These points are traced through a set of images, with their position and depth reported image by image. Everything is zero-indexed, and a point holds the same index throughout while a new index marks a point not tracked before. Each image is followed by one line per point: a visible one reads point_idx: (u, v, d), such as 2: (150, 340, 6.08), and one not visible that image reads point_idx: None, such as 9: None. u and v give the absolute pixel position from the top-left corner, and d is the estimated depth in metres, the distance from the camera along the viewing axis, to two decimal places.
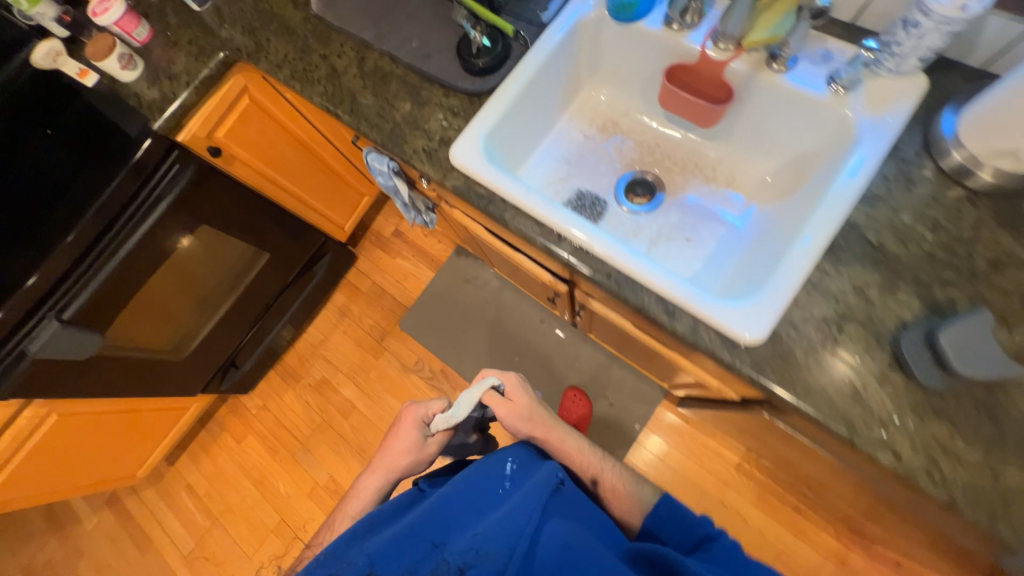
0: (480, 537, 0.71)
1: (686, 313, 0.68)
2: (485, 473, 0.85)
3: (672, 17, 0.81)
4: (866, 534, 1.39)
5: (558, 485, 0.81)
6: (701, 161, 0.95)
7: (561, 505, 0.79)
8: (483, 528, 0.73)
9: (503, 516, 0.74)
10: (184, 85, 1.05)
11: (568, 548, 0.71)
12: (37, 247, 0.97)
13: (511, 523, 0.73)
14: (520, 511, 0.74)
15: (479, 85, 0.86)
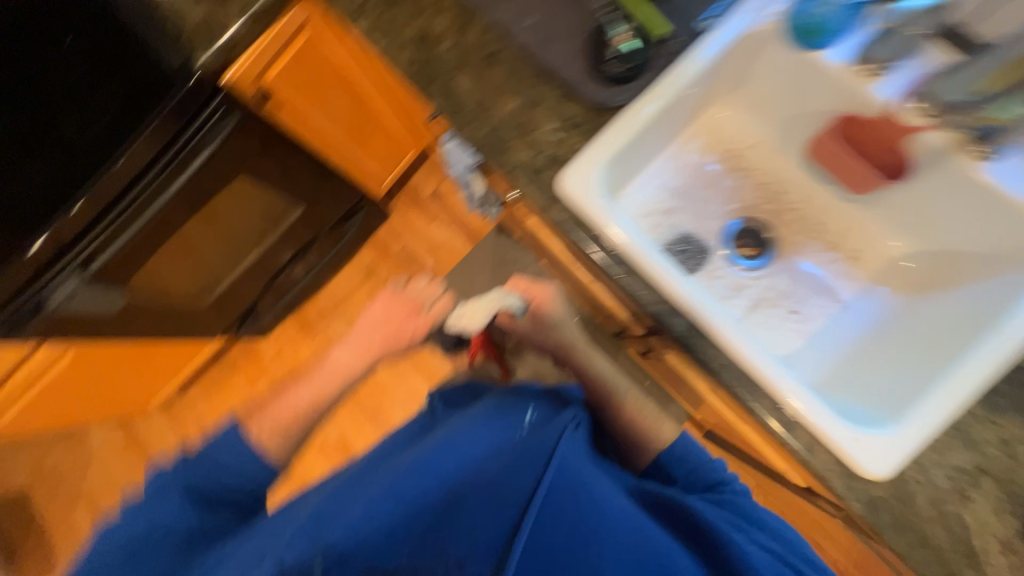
0: (487, 492, 0.70)
1: (805, 429, 0.62)
2: (491, 425, 0.81)
3: (871, 59, 0.66)
4: None
5: (567, 430, 0.77)
6: (826, 223, 0.83)
7: (569, 454, 0.74)
8: (491, 482, 0.71)
9: (513, 471, 0.72)
10: (236, 12, 0.85)
11: (571, 492, 0.69)
12: (61, 188, 0.85)
13: (518, 474, 0.71)
14: (527, 462, 0.72)
15: (608, 97, 0.71)
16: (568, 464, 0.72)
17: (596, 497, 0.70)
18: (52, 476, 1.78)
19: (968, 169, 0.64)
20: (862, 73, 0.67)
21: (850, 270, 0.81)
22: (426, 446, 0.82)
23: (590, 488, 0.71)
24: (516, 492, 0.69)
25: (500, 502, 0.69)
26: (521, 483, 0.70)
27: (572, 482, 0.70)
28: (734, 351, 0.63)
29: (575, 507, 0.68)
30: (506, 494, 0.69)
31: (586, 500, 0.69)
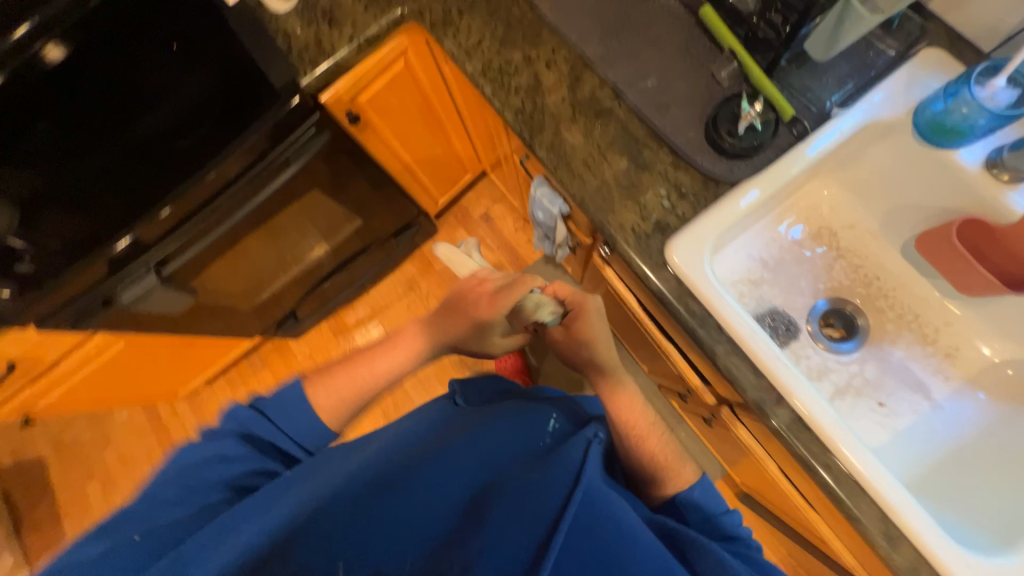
0: (497, 503, 0.53)
1: (911, 548, 0.59)
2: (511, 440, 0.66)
3: (1002, 164, 0.65)
4: None
5: (596, 441, 0.62)
6: (923, 315, 0.81)
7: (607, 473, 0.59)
8: (508, 491, 0.55)
9: (532, 482, 0.55)
10: (346, 38, 0.87)
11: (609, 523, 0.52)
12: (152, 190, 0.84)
13: (552, 482, 0.55)
14: (560, 472, 0.56)
15: (723, 170, 0.69)
16: (599, 479, 0.56)
17: (627, 520, 0.54)
18: (69, 452, 1.77)
19: None
20: (992, 178, 0.66)
21: (944, 368, 0.78)
22: (432, 446, 0.66)
23: (624, 514, 0.54)
24: (537, 508, 0.51)
25: (525, 519, 0.51)
26: (545, 495, 0.53)
27: (604, 502, 0.54)
28: (837, 449, 0.61)
29: (606, 531, 0.52)
30: (522, 510, 0.51)
31: (619, 525, 0.52)
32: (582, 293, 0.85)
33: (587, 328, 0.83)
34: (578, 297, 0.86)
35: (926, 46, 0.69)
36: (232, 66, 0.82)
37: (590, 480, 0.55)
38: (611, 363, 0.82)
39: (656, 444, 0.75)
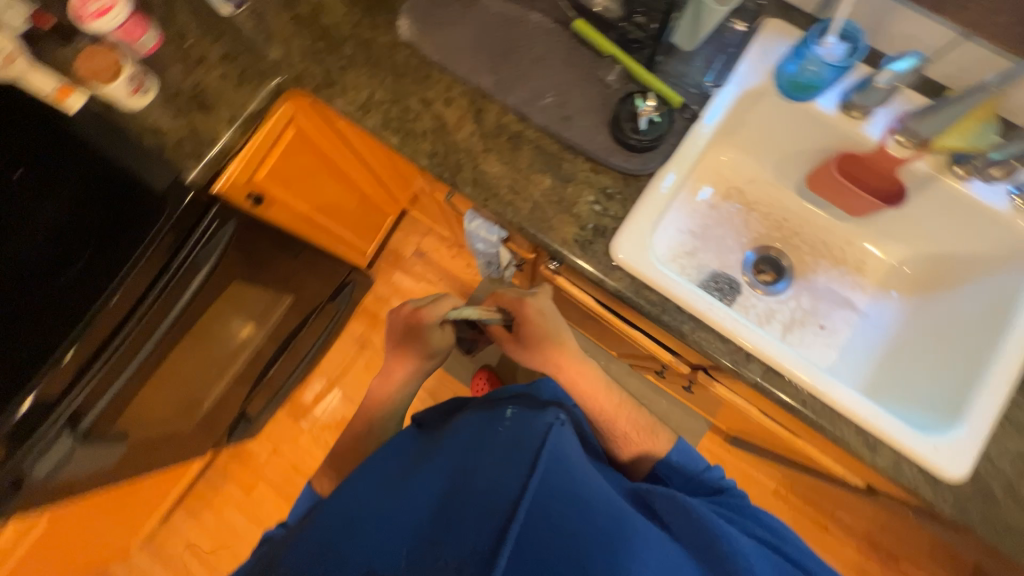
0: (463, 503, 0.56)
1: (888, 448, 0.67)
2: (486, 436, 0.66)
3: (852, 104, 0.74)
4: (894, 554, 1.49)
5: (561, 424, 0.65)
6: (830, 241, 0.92)
7: (565, 451, 0.61)
8: (473, 488, 0.57)
9: (494, 476, 0.56)
10: (225, 121, 0.80)
11: (569, 500, 0.55)
12: (44, 341, 0.73)
13: (506, 476, 0.56)
14: (512, 462, 0.58)
15: (639, 165, 0.73)
16: (560, 464, 0.59)
17: (589, 497, 0.57)
18: None
19: (953, 188, 0.73)
20: (847, 117, 0.75)
21: (860, 281, 0.90)
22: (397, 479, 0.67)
23: (584, 487, 0.58)
24: (495, 499, 0.53)
25: (486, 515, 0.52)
26: (505, 489, 0.54)
27: (565, 485, 0.57)
28: (810, 385, 0.67)
29: (567, 511, 0.54)
30: (483, 506, 0.53)
31: (579, 502, 0.56)
32: (520, 300, 0.82)
33: (534, 331, 0.82)
34: (516, 301, 0.84)
35: (767, 18, 0.79)
36: (121, 188, 0.77)
37: (549, 464, 0.57)
38: (570, 356, 0.82)
39: (621, 420, 0.82)
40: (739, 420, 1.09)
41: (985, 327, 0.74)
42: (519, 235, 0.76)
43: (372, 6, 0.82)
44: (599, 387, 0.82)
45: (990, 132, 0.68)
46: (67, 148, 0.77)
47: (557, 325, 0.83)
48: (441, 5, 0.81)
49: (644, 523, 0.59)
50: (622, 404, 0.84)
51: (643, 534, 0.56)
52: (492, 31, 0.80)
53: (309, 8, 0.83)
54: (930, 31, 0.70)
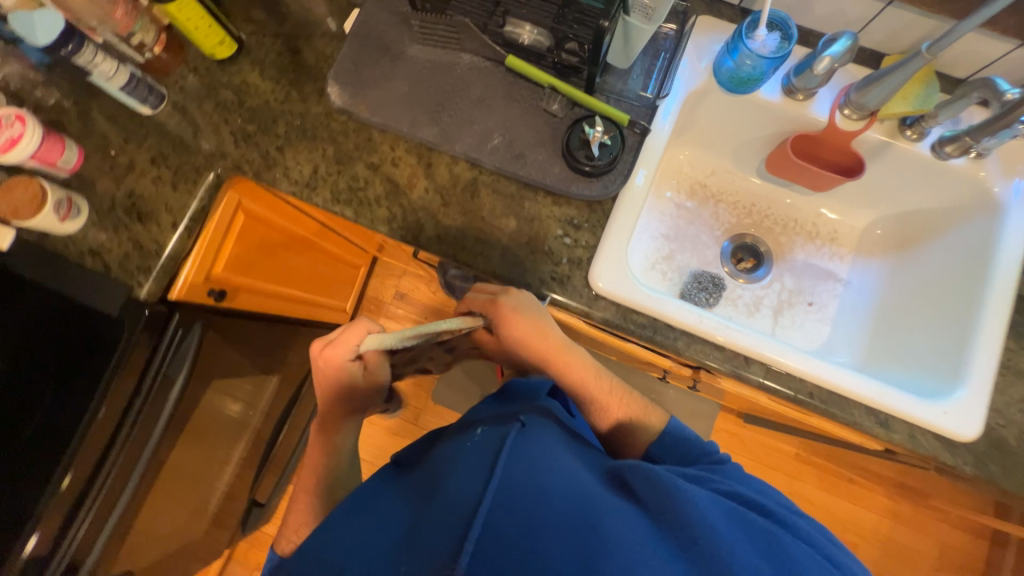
0: (416, 524, 0.49)
1: (901, 421, 0.66)
2: (448, 449, 0.58)
3: (796, 88, 0.74)
4: (920, 492, 1.51)
5: (523, 425, 0.55)
6: (800, 217, 0.92)
7: (529, 448, 0.52)
8: (429, 503, 0.50)
9: (449, 486, 0.50)
10: (169, 226, 0.76)
11: (529, 504, 0.46)
12: (31, 491, 0.70)
13: (460, 489, 0.48)
14: (468, 473, 0.50)
15: (600, 190, 0.72)
16: (519, 459, 0.50)
17: (552, 493, 0.47)
18: None
19: (907, 149, 0.74)
20: (794, 100, 0.75)
21: (836, 250, 0.90)
22: (361, 512, 0.58)
23: (550, 483, 0.48)
24: (449, 512, 0.46)
25: (439, 534, 0.45)
26: (462, 497, 0.47)
27: (527, 482, 0.48)
28: (813, 377, 0.67)
29: (528, 513, 0.45)
30: (436, 523, 0.46)
31: (539, 500, 0.46)
32: (492, 305, 0.67)
33: (514, 335, 0.68)
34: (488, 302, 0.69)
35: (697, 17, 0.78)
36: (75, 316, 0.73)
37: (507, 463, 0.49)
38: (557, 352, 0.68)
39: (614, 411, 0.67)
40: (749, 406, 1.09)
41: (964, 280, 0.75)
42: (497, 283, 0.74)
43: (297, 78, 0.79)
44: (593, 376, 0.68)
45: (933, 92, 0.70)
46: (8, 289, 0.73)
47: (539, 321, 0.67)
48: (368, 63, 0.78)
49: (621, 512, 0.48)
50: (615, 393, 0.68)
51: (618, 528, 0.45)
52: (426, 80, 0.77)
53: (233, 93, 0.79)
54: (857, 4, 0.70)
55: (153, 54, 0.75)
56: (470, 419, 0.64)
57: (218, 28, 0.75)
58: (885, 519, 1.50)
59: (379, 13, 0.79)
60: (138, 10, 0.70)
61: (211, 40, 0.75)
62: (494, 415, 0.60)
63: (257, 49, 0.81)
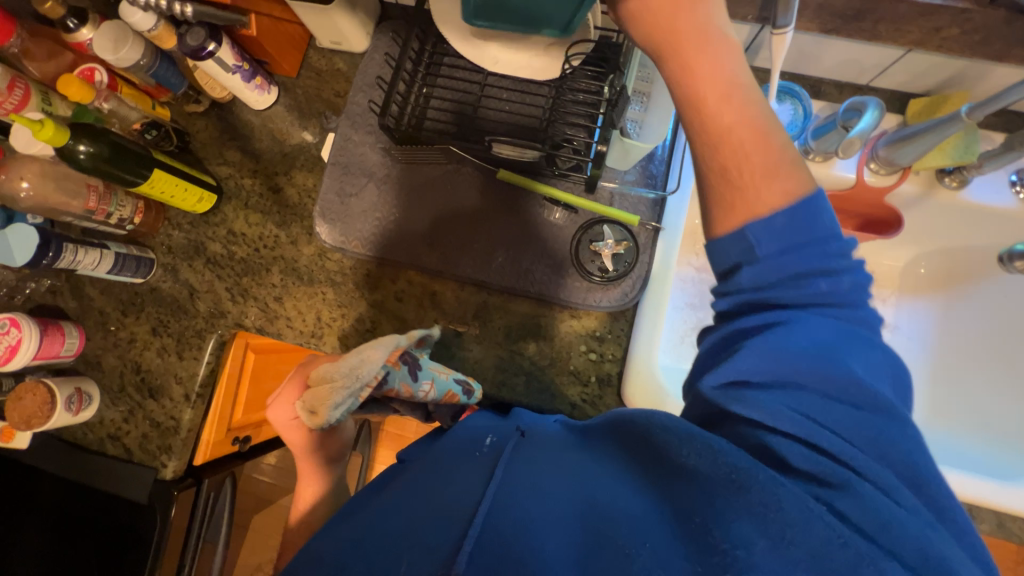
0: (411, 515, 0.40)
1: (987, 510, 0.63)
2: (446, 453, 0.49)
3: (813, 150, 0.67)
4: None
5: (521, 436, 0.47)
6: None
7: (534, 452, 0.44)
8: (428, 491, 0.42)
9: (448, 481, 0.43)
10: (182, 399, 0.73)
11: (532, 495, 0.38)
12: None
13: (463, 490, 0.41)
14: (471, 476, 0.42)
15: (619, 299, 0.67)
16: (525, 464, 0.42)
17: (555, 496, 0.38)
18: None
19: (948, 198, 0.67)
20: (812, 162, 0.69)
21: (878, 293, 0.82)
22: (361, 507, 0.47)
23: (547, 487, 0.39)
24: (450, 506, 0.39)
25: (425, 529, 0.37)
26: (466, 489, 0.40)
27: (535, 475, 0.40)
28: None
29: (524, 506, 0.37)
30: (428, 518, 0.38)
31: (539, 491, 0.39)
32: None
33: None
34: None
35: None
36: (104, 507, 0.72)
37: (512, 461, 0.42)
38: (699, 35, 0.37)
39: (754, 153, 0.37)
40: None
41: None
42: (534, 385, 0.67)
43: (284, 218, 0.76)
44: (721, 98, 0.37)
45: (974, 140, 0.63)
46: (49, 485, 0.73)
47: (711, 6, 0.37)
48: (353, 192, 0.73)
49: (625, 506, 0.36)
50: (760, 125, 0.37)
51: (614, 530, 0.35)
52: (416, 202, 0.72)
53: (221, 245, 0.76)
54: (872, 54, 0.63)
55: (134, 223, 0.72)
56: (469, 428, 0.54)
57: (195, 188, 0.71)
58: None
59: (355, 136, 0.74)
60: (111, 188, 0.68)
61: (189, 201, 0.71)
62: (500, 426, 0.52)
63: (239, 192, 0.77)
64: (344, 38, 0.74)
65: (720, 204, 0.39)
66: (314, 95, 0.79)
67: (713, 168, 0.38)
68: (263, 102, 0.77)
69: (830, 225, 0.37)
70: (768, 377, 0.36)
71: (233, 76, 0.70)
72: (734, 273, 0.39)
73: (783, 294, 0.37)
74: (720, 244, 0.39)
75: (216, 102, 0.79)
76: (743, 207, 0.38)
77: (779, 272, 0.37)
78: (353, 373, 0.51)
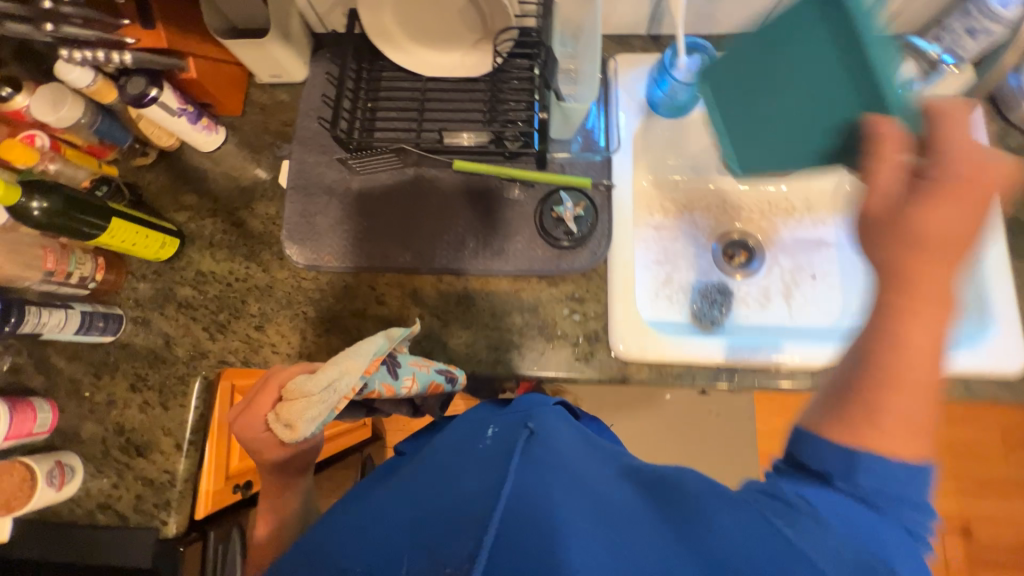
0: (426, 512, 0.43)
1: (954, 379, 0.69)
2: (452, 454, 0.52)
3: None
4: None
5: (532, 432, 0.49)
6: (772, 199, 0.91)
7: (542, 457, 0.46)
8: (437, 489, 0.45)
9: (461, 478, 0.45)
10: (174, 450, 0.70)
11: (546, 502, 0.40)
12: None
13: (479, 485, 0.43)
14: (485, 474, 0.44)
15: (589, 258, 0.71)
16: (537, 463, 0.45)
17: (567, 502, 0.41)
18: None
19: None
20: None
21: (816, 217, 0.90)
22: (371, 508, 0.49)
23: (559, 488, 0.42)
24: (465, 505, 0.41)
25: (444, 530, 0.39)
26: (489, 495, 0.41)
27: (553, 485, 0.42)
28: None
29: (541, 508, 0.39)
30: (446, 517, 0.41)
31: (552, 493, 0.41)
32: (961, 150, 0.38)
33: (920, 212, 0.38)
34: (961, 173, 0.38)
35: (616, 59, 0.78)
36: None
37: (523, 468, 0.44)
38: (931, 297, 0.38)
39: (914, 401, 0.37)
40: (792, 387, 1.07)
41: None
42: (527, 356, 0.70)
43: (252, 249, 0.76)
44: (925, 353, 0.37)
45: None
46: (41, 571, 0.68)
47: (955, 274, 0.38)
48: (316, 211, 0.75)
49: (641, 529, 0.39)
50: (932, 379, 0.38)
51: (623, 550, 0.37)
52: (377, 208, 0.75)
53: (192, 288, 0.75)
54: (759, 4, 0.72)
55: (97, 281, 0.71)
56: (468, 426, 0.57)
57: (156, 234, 0.70)
58: None
59: (309, 157, 0.77)
60: (68, 248, 0.67)
61: (152, 248, 0.71)
62: (501, 416, 0.56)
63: (201, 233, 0.77)
64: (283, 69, 0.77)
65: (845, 419, 0.38)
66: (261, 128, 0.81)
67: (863, 396, 0.38)
68: (212, 142, 0.78)
69: (927, 491, 0.37)
70: (830, 513, 0.36)
71: (179, 119, 0.71)
72: (823, 478, 0.38)
73: (866, 490, 0.37)
74: (822, 444, 0.38)
75: (164, 152, 0.80)
76: (871, 435, 0.37)
77: (875, 484, 0.36)
78: (331, 387, 0.52)
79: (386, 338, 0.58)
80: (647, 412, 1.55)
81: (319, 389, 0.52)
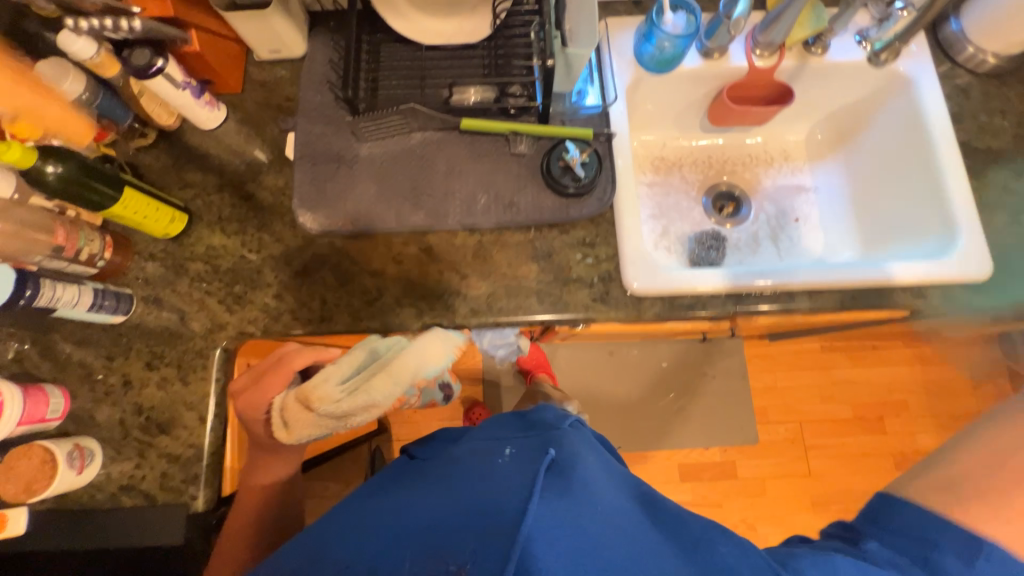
0: (450, 517, 0.47)
1: (933, 288, 0.76)
2: (471, 463, 0.55)
3: (711, 49, 0.82)
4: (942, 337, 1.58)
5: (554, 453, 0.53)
6: (752, 151, 0.98)
7: (559, 482, 0.49)
8: (458, 495, 0.50)
9: (481, 487, 0.49)
10: (198, 424, 0.69)
11: (565, 527, 0.45)
12: None
13: (503, 495, 0.47)
14: (507, 486, 0.48)
15: (597, 203, 0.74)
16: (557, 486, 0.49)
17: (582, 529, 0.45)
18: None
19: (820, 63, 0.84)
20: (713, 60, 0.83)
21: (793, 166, 0.97)
22: (394, 502, 0.53)
23: (577, 513, 0.46)
24: (488, 514, 0.45)
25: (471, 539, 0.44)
26: (502, 511, 0.45)
27: (563, 516, 0.45)
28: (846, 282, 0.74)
29: (559, 534, 0.44)
30: (472, 527, 0.45)
31: (573, 521, 0.45)
32: None
33: None
34: None
35: (605, 22, 0.84)
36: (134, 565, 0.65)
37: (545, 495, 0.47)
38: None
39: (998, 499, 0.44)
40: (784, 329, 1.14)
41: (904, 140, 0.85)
42: (546, 300, 0.73)
43: (263, 221, 0.76)
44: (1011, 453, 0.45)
45: (822, 11, 0.80)
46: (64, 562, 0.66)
47: None
48: (326, 177, 0.76)
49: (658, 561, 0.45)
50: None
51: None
52: (385, 172, 0.76)
53: (203, 263, 0.75)
54: None
55: (105, 259, 0.70)
56: (485, 439, 0.61)
57: (165, 207, 0.70)
58: (916, 369, 1.58)
59: (315, 128, 0.78)
60: (76, 223, 0.65)
61: (162, 222, 0.70)
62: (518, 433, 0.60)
63: (208, 209, 0.77)
64: (282, 44, 0.78)
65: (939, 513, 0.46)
66: (262, 104, 0.81)
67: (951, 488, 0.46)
68: (213, 119, 0.77)
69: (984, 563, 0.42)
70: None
71: (182, 93, 0.70)
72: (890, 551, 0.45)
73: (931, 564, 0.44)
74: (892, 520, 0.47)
75: (163, 133, 0.79)
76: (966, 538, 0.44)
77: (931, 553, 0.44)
78: (349, 414, 0.57)
79: (422, 372, 0.60)
80: (647, 380, 1.59)
81: (337, 414, 0.56)
